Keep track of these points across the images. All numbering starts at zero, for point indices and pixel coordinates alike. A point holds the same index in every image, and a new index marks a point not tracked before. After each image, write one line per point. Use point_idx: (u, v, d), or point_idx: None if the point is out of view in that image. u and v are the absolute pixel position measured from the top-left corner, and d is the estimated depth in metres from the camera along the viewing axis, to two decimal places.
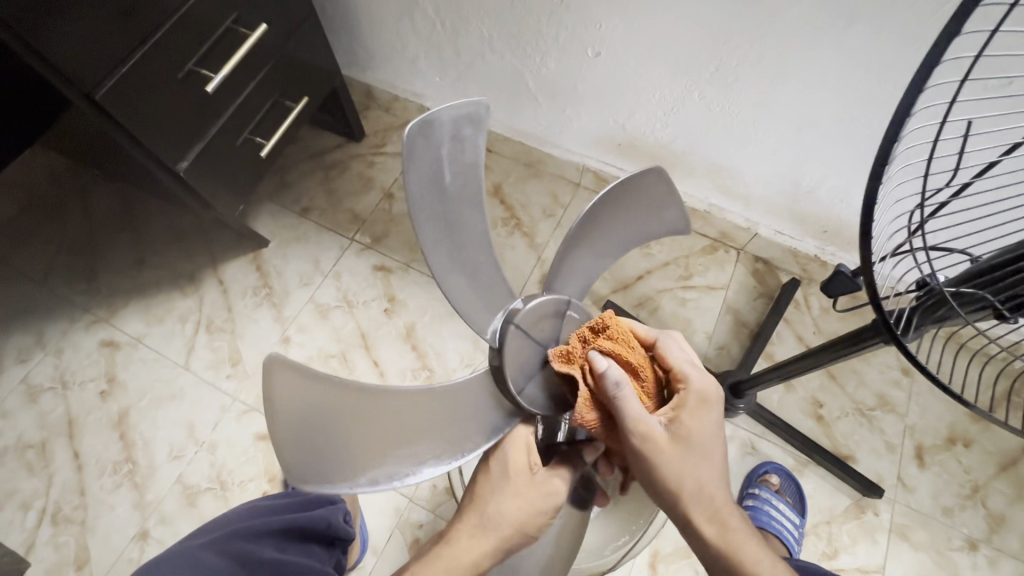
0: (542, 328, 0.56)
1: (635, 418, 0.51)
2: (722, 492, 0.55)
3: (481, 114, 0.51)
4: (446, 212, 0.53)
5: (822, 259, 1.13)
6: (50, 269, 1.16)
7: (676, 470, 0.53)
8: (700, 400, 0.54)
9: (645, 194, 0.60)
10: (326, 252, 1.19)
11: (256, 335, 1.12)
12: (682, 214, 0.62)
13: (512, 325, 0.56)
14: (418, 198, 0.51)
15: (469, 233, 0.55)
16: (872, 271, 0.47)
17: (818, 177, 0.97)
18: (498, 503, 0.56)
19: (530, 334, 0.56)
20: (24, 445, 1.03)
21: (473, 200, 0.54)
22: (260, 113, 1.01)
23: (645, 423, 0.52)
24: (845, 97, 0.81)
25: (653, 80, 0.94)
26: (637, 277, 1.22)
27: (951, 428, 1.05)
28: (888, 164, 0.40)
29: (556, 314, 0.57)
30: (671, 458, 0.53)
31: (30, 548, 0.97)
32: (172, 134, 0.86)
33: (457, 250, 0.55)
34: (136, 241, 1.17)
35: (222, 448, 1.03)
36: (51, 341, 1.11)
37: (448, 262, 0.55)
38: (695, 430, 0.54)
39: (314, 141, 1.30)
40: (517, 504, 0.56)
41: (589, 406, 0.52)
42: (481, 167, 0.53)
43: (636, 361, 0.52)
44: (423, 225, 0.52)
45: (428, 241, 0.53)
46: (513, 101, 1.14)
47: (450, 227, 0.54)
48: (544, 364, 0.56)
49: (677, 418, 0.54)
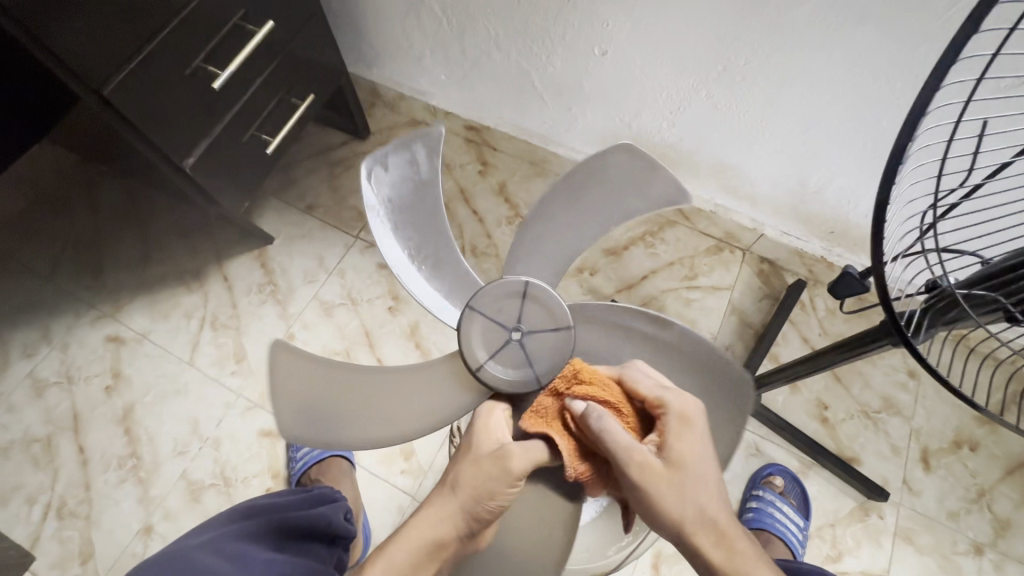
0: (503, 311, 0.57)
1: (620, 455, 0.50)
2: (723, 512, 0.53)
3: (436, 141, 0.58)
4: (410, 223, 0.60)
5: (829, 261, 1.12)
6: (57, 263, 1.16)
7: (675, 499, 0.52)
8: (681, 420, 0.52)
9: (619, 173, 0.59)
10: (331, 249, 1.19)
11: (261, 332, 1.12)
12: (671, 183, 0.57)
13: (470, 309, 0.57)
14: (384, 209, 0.59)
15: (432, 239, 0.61)
16: (883, 272, 0.47)
17: (825, 178, 0.96)
18: (460, 471, 0.54)
19: (491, 320, 0.57)
20: (30, 439, 1.04)
21: (433, 212, 0.61)
22: (267, 110, 1.01)
23: (635, 455, 0.51)
24: (852, 97, 0.81)
25: (659, 80, 0.93)
26: (642, 277, 1.21)
27: (957, 431, 1.04)
28: (902, 164, 0.40)
29: (516, 296, 0.57)
30: (667, 487, 0.51)
31: (35, 541, 0.98)
32: (179, 131, 0.86)
33: (420, 253, 0.61)
34: (142, 237, 1.18)
35: (226, 444, 1.04)
36: (57, 336, 1.11)
37: (411, 263, 0.60)
38: (685, 452, 0.52)
39: (319, 139, 1.31)
40: (473, 470, 0.53)
41: (576, 457, 0.52)
42: (438, 185, 0.60)
43: (608, 399, 0.52)
44: (387, 236, 0.59)
45: (393, 245, 0.59)
46: (519, 99, 1.14)
47: (414, 235, 0.60)
48: (503, 344, 0.56)
49: (664, 444, 0.52)
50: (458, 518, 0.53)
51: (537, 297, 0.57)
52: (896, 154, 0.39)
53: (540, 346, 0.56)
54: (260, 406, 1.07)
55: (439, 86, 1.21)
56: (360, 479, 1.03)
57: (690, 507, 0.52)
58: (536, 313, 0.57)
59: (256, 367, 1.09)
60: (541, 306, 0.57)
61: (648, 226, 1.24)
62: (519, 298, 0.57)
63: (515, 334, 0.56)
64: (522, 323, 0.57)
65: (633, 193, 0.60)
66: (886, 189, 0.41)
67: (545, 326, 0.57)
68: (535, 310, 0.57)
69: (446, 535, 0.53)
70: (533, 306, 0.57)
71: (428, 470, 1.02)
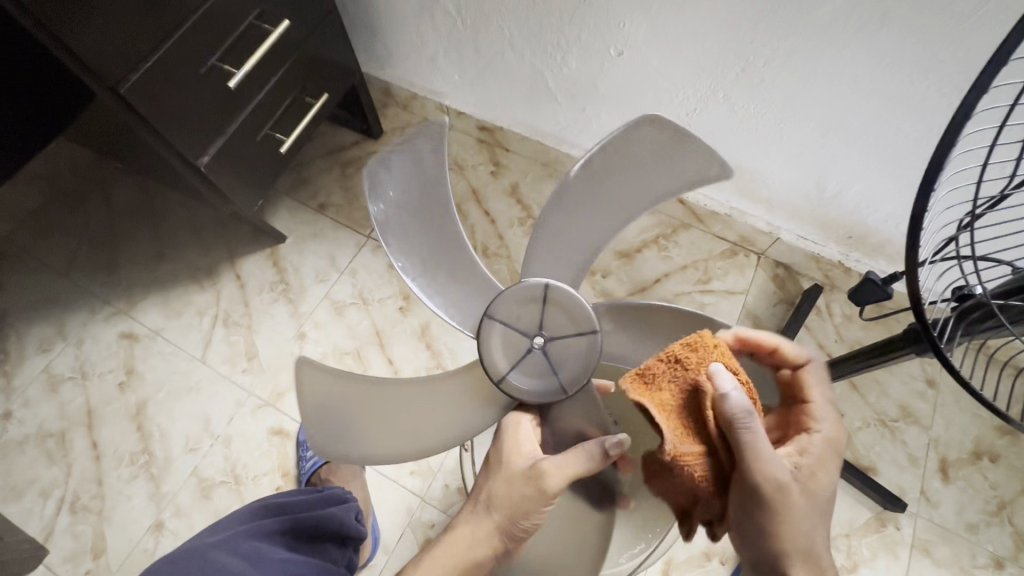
0: (523, 317, 0.57)
1: (762, 458, 0.48)
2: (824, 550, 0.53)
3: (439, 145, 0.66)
4: (420, 226, 0.68)
5: (846, 266, 1.10)
6: (73, 260, 1.17)
7: (794, 519, 0.51)
8: (827, 443, 0.54)
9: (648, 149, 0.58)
10: (343, 249, 1.19)
11: (272, 330, 1.12)
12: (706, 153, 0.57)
13: (489, 317, 0.57)
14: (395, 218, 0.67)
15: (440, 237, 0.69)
16: (917, 279, 0.45)
17: (845, 181, 0.94)
18: (491, 487, 0.59)
19: (511, 326, 0.57)
20: (45, 433, 1.05)
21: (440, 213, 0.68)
22: (281, 108, 1.02)
23: (773, 465, 0.48)
24: (874, 100, 0.79)
25: (675, 80, 0.92)
26: (654, 280, 1.20)
27: (977, 442, 1.02)
28: (941, 170, 0.39)
29: (536, 301, 0.57)
30: (794, 504, 0.50)
31: (49, 535, 0.99)
32: (195, 130, 0.87)
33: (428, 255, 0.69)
34: (156, 234, 1.19)
35: (237, 442, 1.04)
36: (72, 332, 1.12)
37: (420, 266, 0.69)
38: (817, 473, 0.53)
39: (332, 138, 1.31)
40: (505, 493, 0.57)
41: (693, 439, 0.49)
42: (444, 186, 0.67)
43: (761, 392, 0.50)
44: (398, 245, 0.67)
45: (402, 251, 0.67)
46: (533, 100, 1.13)
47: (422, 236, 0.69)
48: (527, 352, 0.56)
49: (802, 464, 0.53)
50: (494, 538, 0.58)
51: (558, 301, 0.57)
52: (936, 160, 0.39)
53: (565, 351, 0.56)
54: (271, 405, 1.07)
55: (453, 86, 1.20)
56: (369, 479, 1.03)
57: (798, 538, 0.52)
58: (560, 318, 0.57)
59: (268, 365, 1.10)
60: (563, 309, 0.57)
61: (661, 229, 1.23)
62: (541, 301, 0.57)
63: (536, 339, 0.56)
64: (543, 328, 0.57)
65: (663, 175, 0.59)
66: (924, 196, 0.41)
67: (570, 332, 0.56)
68: (557, 315, 0.57)
69: (485, 552, 0.59)
70: (554, 310, 0.57)
71: (437, 471, 1.02)
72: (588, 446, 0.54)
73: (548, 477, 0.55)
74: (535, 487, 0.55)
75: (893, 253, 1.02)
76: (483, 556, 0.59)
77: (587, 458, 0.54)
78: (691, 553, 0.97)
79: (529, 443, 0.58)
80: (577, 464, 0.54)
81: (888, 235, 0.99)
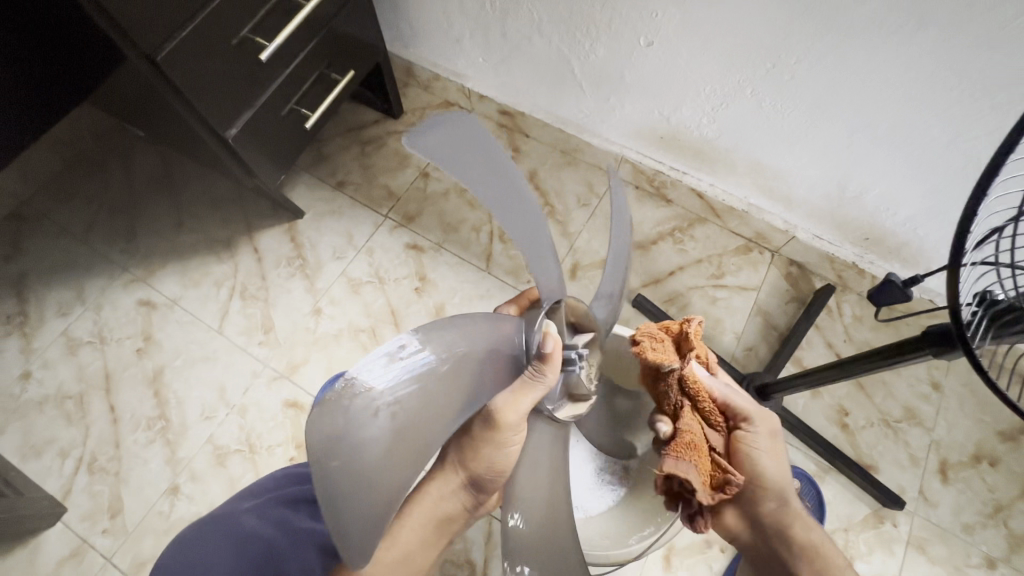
0: (503, 325, 0.56)
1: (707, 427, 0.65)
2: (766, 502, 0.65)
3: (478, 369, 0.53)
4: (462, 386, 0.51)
5: (860, 268, 1.11)
6: (92, 226, 1.18)
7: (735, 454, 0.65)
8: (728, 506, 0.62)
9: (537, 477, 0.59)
10: (360, 226, 1.20)
11: (288, 304, 1.14)
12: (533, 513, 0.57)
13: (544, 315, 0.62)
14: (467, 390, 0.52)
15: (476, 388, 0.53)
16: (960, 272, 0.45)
17: (867, 183, 0.95)
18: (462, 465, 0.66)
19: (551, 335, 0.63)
20: (63, 395, 1.06)
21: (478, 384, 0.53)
22: (307, 83, 1.02)
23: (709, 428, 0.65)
24: (905, 103, 0.79)
25: (703, 74, 0.92)
26: (668, 273, 1.21)
27: (977, 446, 1.04)
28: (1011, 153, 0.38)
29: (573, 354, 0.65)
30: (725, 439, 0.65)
31: (67, 493, 1.00)
32: (226, 101, 0.87)
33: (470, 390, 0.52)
34: (175, 204, 1.20)
35: (251, 412, 1.05)
36: (92, 297, 1.14)
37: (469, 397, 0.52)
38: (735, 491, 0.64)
39: (351, 116, 1.31)
40: (468, 455, 0.64)
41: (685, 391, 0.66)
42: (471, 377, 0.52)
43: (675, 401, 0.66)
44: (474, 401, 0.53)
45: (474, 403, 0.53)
46: (557, 85, 1.13)
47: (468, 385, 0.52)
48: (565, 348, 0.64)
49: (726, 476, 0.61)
50: (459, 492, 0.68)
51: (572, 343, 0.65)
52: (996, 160, 0.39)
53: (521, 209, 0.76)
54: (285, 377, 1.08)
55: (476, 69, 1.21)
56: None
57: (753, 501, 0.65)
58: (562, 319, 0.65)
59: (284, 339, 1.11)
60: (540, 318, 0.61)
61: (678, 222, 1.24)
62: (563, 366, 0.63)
63: (528, 364, 0.58)
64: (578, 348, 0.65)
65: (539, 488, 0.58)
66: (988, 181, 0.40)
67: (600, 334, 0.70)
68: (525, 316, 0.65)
69: (446, 505, 0.69)
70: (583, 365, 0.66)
71: None
72: (536, 368, 0.57)
73: (500, 414, 0.57)
74: (496, 433, 0.58)
75: (909, 257, 1.04)
76: (452, 509, 0.69)
77: (534, 381, 0.57)
78: (692, 539, 0.96)
79: (523, 402, 0.56)
80: (537, 393, 0.57)
81: (905, 237, 1.00)
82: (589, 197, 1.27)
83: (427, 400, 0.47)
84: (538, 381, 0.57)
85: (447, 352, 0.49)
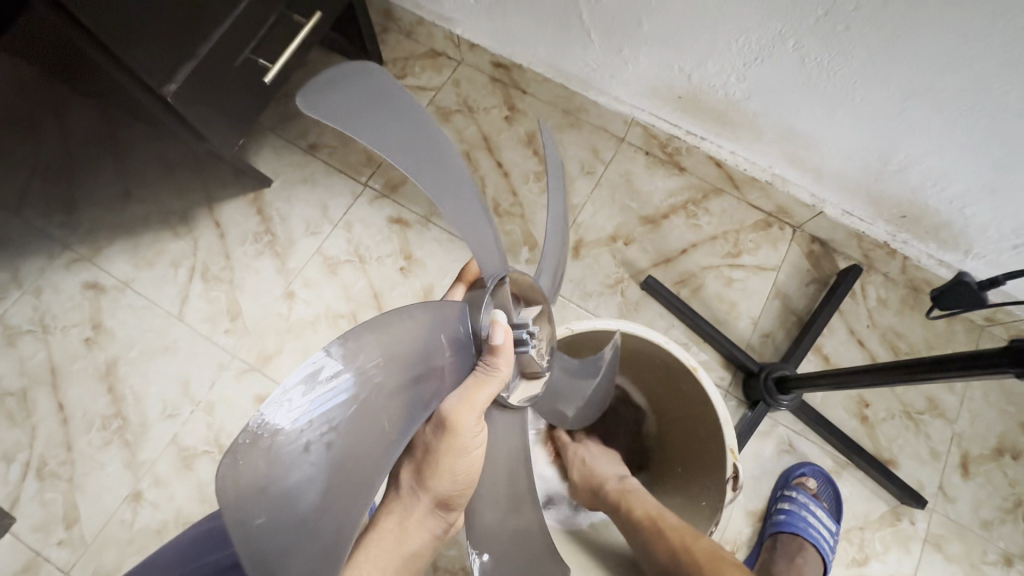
0: (444, 312, 0.48)
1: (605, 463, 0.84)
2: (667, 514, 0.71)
3: (423, 363, 0.45)
4: (410, 387, 0.43)
5: (891, 248, 1.01)
6: (24, 197, 1.02)
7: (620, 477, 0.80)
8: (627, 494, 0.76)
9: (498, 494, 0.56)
10: (336, 197, 1.06)
11: (256, 287, 1.01)
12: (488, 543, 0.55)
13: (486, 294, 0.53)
14: (415, 391, 0.44)
15: (427, 386, 0.45)
16: None
17: (915, 155, 0.83)
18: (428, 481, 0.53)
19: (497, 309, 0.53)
20: (4, 392, 0.94)
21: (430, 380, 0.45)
22: (265, 28, 0.84)
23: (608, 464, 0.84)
24: (981, 63, 0.67)
25: (739, 21, 0.77)
26: (681, 251, 1.09)
27: (1001, 438, 0.99)
28: None
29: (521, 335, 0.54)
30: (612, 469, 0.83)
31: (14, 501, 0.90)
32: (164, 45, 0.71)
33: (419, 390, 0.44)
34: (121, 171, 1.04)
35: (220, 409, 0.94)
36: (29, 279, 1.00)
37: (421, 400, 0.44)
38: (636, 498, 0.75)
39: (323, 67, 1.14)
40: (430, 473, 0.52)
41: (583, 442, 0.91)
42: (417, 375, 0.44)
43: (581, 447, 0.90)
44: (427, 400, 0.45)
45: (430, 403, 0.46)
46: (561, 33, 0.97)
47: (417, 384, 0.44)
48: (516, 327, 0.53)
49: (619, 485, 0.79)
50: (429, 516, 0.55)
51: (522, 321, 0.54)
52: None
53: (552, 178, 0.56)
54: (257, 369, 0.97)
55: (467, 12, 1.04)
56: None
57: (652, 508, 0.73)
58: (507, 303, 0.54)
59: (253, 326, 0.99)
60: (484, 303, 0.52)
61: (691, 193, 1.12)
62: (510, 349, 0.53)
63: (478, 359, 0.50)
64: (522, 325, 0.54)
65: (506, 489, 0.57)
66: None
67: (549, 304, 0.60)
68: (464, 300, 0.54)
69: (417, 538, 0.55)
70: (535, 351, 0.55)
71: None
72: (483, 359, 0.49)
73: (454, 418, 0.47)
74: (450, 443, 0.49)
75: (948, 238, 0.94)
76: (421, 543, 0.55)
77: (487, 377, 0.49)
78: None
79: (479, 402, 0.48)
80: (492, 389, 0.49)
81: (949, 217, 0.89)
82: (594, 163, 1.13)
83: (365, 417, 0.38)
84: (489, 374, 0.49)
85: (378, 360, 0.40)
